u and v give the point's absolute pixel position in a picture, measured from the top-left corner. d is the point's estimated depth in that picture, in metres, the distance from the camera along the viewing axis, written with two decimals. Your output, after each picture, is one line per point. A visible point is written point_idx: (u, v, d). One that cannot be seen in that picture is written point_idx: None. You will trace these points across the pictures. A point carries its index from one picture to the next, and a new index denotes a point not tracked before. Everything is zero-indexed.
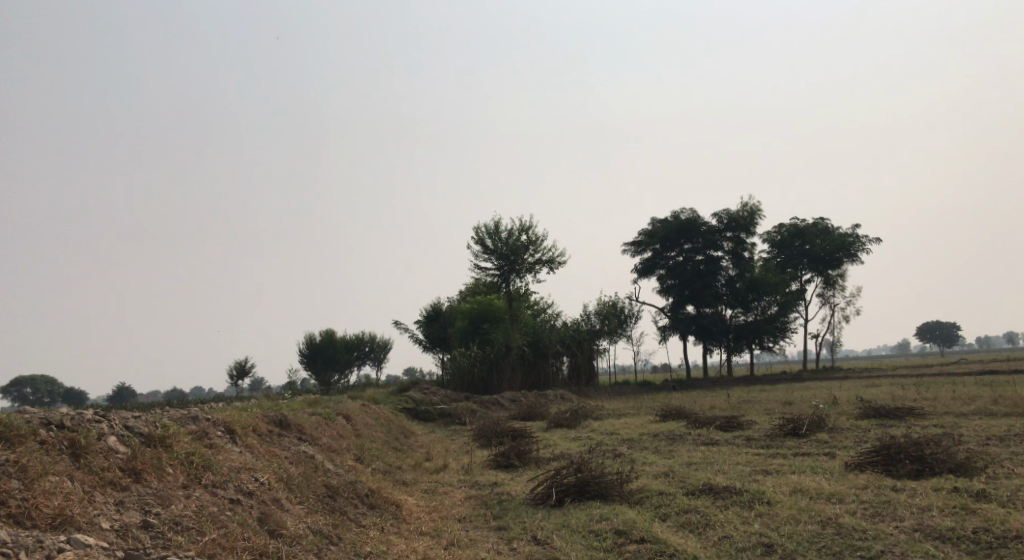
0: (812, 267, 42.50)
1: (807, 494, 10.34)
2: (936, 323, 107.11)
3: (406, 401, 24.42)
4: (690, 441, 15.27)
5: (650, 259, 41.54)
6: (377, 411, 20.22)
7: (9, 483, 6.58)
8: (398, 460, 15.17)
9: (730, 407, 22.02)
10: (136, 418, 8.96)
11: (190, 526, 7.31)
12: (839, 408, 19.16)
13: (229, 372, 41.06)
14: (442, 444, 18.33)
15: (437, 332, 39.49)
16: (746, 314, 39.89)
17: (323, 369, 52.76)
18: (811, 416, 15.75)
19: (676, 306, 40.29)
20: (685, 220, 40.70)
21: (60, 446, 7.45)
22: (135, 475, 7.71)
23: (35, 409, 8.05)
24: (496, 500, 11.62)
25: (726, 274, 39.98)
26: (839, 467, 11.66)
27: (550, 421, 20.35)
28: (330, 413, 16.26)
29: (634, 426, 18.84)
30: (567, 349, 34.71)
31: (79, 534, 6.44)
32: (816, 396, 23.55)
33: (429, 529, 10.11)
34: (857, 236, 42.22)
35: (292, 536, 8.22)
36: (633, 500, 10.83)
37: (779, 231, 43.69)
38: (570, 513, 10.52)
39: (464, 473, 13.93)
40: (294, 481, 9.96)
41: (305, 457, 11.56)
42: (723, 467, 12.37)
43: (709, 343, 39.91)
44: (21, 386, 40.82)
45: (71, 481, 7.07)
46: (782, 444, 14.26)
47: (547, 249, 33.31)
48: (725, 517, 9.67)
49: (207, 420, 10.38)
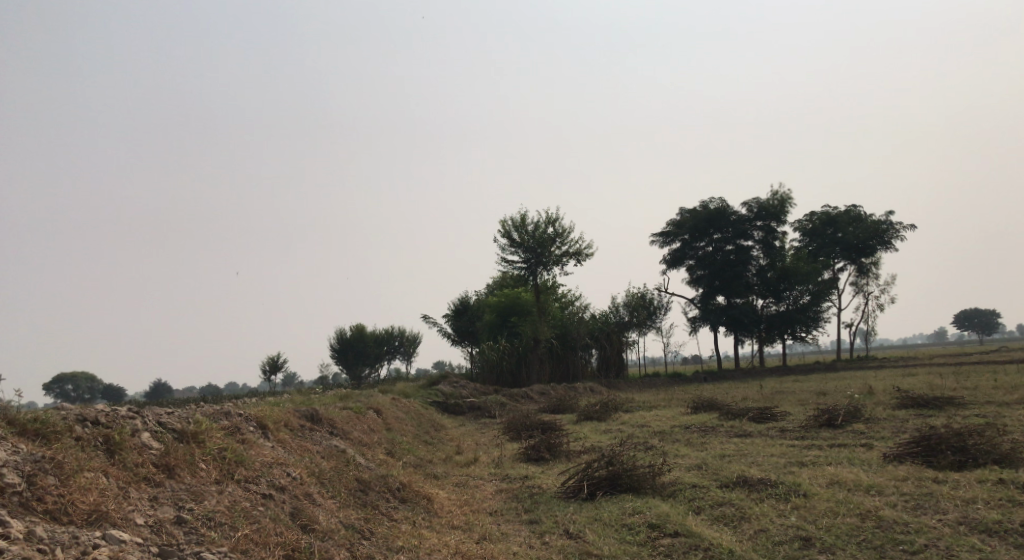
0: (845, 256, 41.89)
1: (845, 485, 10.16)
2: (974, 310, 105.50)
3: (436, 395, 24.46)
4: (724, 433, 15.10)
5: (679, 250, 41.22)
6: (408, 405, 20.25)
7: (45, 479, 6.62)
8: (429, 453, 15.18)
9: (763, 398, 21.80)
10: (170, 414, 8.99)
11: (223, 521, 7.33)
12: (876, 398, 18.84)
13: (262, 367, 41.47)
14: (473, 437, 18.32)
15: (465, 326, 39.50)
16: (778, 304, 39.37)
17: (353, 363, 53.07)
18: (846, 407, 15.52)
19: (706, 296, 39.96)
20: (714, 210, 40.32)
21: (95, 442, 7.50)
22: (168, 471, 7.75)
23: (71, 406, 8.11)
24: (528, 493, 11.56)
25: (757, 263, 39.58)
26: (878, 459, 11.45)
27: (580, 414, 20.26)
28: (360, 407, 16.31)
29: (665, 418, 18.68)
30: (595, 342, 34.58)
31: (113, 530, 6.46)
32: (850, 386, 23.23)
33: (461, 522, 10.08)
34: (891, 223, 41.54)
35: (324, 531, 8.21)
36: (665, 493, 10.72)
37: (810, 219, 43.13)
38: (602, 507, 10.44)
39: (495, 466, 13.91)
40: (325, 476, 9.96)
41: (336, 451, 11.57)
42: (758, 459, 12.20)
43: (740, 334, 39.54)
44: (63, 383, 41.65)
45: (107, 477, 7.11)
46: (818, 435, 14.05)
47: (574, 242, 33.12)
48: (760, 509, 9.53)
49: (239, 416, 10.43)
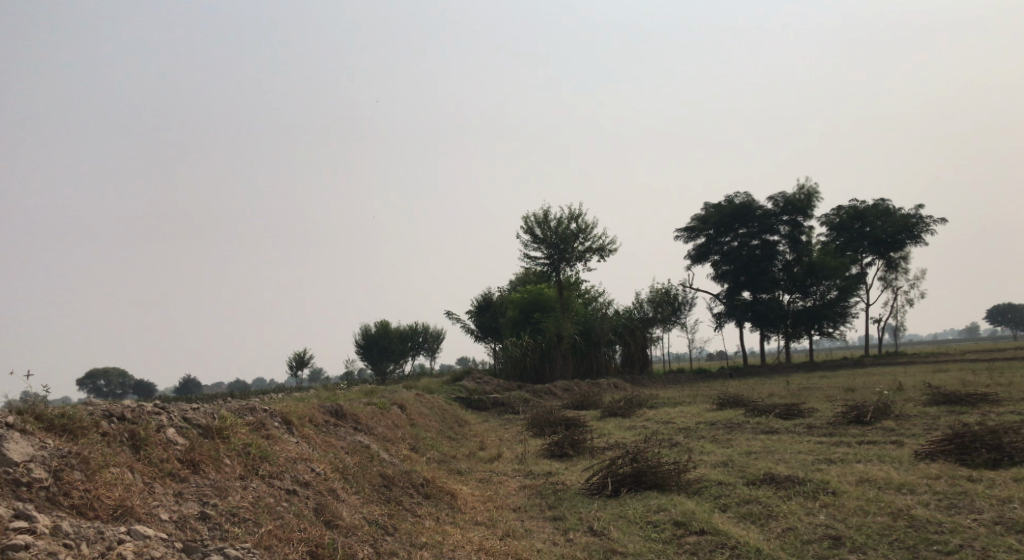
0: (873, 250, 41.36)
1: (875, 483, 10.00)
2: (1007, 304, 104.00)
3: (459, 390, 24.45)
4: (750, 430, 14.94)
5: (704, 245, 40.92)
6: (431, 400, 20.26)
7: (71, 474, 6.65)
8: (453, 449, 15.17)
9: (789, 395, 21.56)
10: (195, 409, 9.02)
11: (247, 517, 7.33)
12: (906, 394, 18.57)
13: (288, 363, 41.76)
14: (497, 433, 18.29)
15: (488, 322, 39.46)
16: (805, 299, 38.99)
17: (378, 359, 53.26)
18: (876, 403, 15.27)
19: (732, 292, 39.67)
20: (740, 204, 39.96)
21: (121, 438, 7.54)
22: (193, 466, 7.77)
23: (98, 401, 8.15)
24: (552, 490, 11.50)
25: (784, 258, 39.19)
26: (909, 456, 11.26)
27: (604, 410, 20.15)
28: (384, 402, 16.34)
29: (690, 415, 18.52)
30: (619, 338, 34.42)
31: (138, 525, 6.48)
32: (879, 382, 22.92)
33: (485, 519, 10.04)
34: (921, 217, 40.94)
35: (348, 527, 8.20)
36: (691, 490, 10.60)
37: (837, 213, 42.63)
38: (627, 503, 10.35)
39: (519, 462, 13.87)
40: (349, 471, 9.95)
41: (360, 446, 11.57)
42: (785, 455, 12.04)
43: (766, 330, 39.18)
44: (94, 378, 42.27)
45: (132, 473, 7.14)
46: (846, 432, 13.85)
47: (598, 237, 32.97)
48: (788, 508, 9.40)
49: (264, 411, 10.45)
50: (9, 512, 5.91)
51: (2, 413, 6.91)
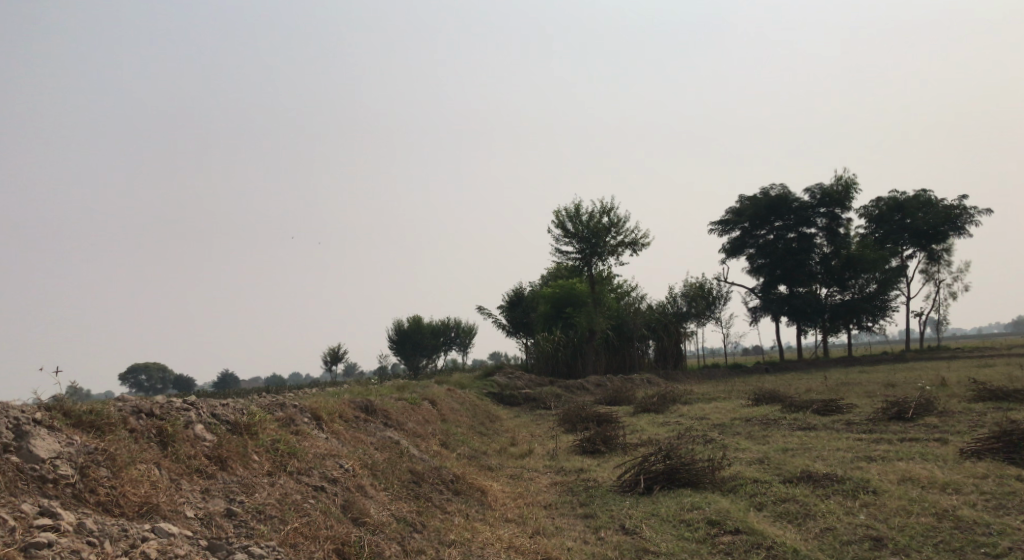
0: (914, 242, 40.51)
1: (917, 482, 9.70)
2: None
3: (491, 386, 24.35)
4: (787, 426, 14.63)
5: (738, 238, 40.38)
6: (463, 396, 20.17)
7: (97, 471, 6.61)
8: (484, 445, 15.05)
9: (827, 390, 21.14)
10: (224, 405, 8.98)
11: (274, 514, 7.27)
12: (949, 390, 18.08)
13: (323, 357, 42.03)
14: (528, 428, 18.16)
15: (520, 317, 39.28)
16: (843, 293, 38.31)
17: (411, 354, 53.41)
18: (918, 399, 14.88)
19: (767, 286, 39.12)
20: (775, 197, 39.36)
21: (148, 434, 7.49)
22: (221, 462, 7.71)
23: (127, 397, 8.14)
24: (583, 487, 11.33)
25: (821, 251, 38.52)
26: (953, 455, 10.93)
27: (637, 405, 19.92)
28: (415, 397, 16.28)
29: (725, 411, 18.23)
30: (652, 332, 34.09)
31: (163, 523, 6.44)
32: (921, 377, 22.41)
33: (515, 515, 9.91)
34: (964, 208, 40.03)
35: (376, 524, 8.11)
36: (726, 488, 10.37)
37: (876, 205, 41.83)
38: (660, 501, 10.15)
39: (549, 458, 13.71)
40: (378, 468, 9.86)
41: (389, 442, 11.49)
42: (823, 453, 11.74)
43: (803, 324, 38.54)
44: (136, 372, 42.97)
45: (159, 469, 7.10)
46: (887, 428, 13.49)
47: (630, 231, 32.64)
48: (827, 507, 9.14)
49: (294, 407, 10.39)
50: (34, 509, 5.90)
51: (30, 409, 6.89)
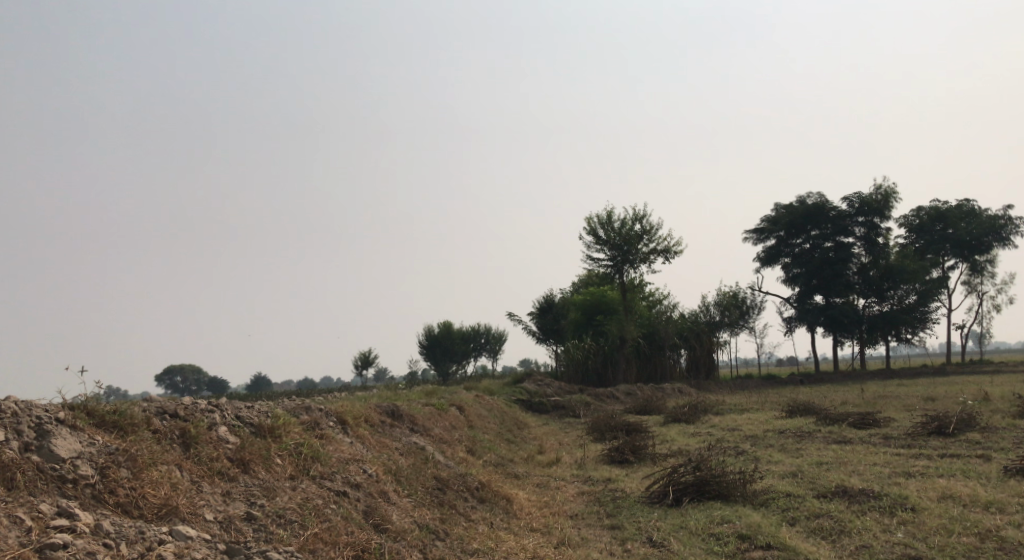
0: (956, 253, 39.67)
1: (958, 501, 9.40)
2: None
3: (521, 392, 24.16)
4: (822, 439, 14.29)
5: (774, 248, 39.96)
6: (490, 402, 20.01)
7: (118, 471, 6.56)
8: (511, 452, 14.87)
9: (863, 403, 20.73)
10: (249, 407, 8.93)
11: (294, 519, 7.17)
12: (991, 405, 17.61)
13: (354, 362, 42.18)
14: (556, 436, 17.94)
15: (550, 324, 39.06)
16: (881, 304, 37.58)
17: (441, 359, 53.42)
18: (959, 414, 14.46)
19: (803, 295, 38.52)
20: (812, 205, 38.78)
21: (171, 435, 7.43)
22: (243, 465, 7.64)
23: (153, 397, 8.12)
24: (610, 497, 11.13)
25: (859, 261, 37.84)
26: (996, 473, 10.60)
27: (668, 415, 19.63)
28: (443, 403, 16.16)
29: (757, 422, 17.87)
30: (684, 342, 33.69)
31: (181, 525, 6.38)
32: (962, 391, 21.89)
33: (540, 525, 9.73)
34: (1009, 218, 39.17)
35: (397, 531, 7.99)
36: (757, 502, 10.11)
37: (917, 215, 41.08)
38: (689, 514, 9.90)
39: (577, 468, 13.50)
40: (402, 473, 9.74)
41: (415, 448, 11.38)
42: (860, 467, 11.42)
43: (840, 335, 37.84)
44: (171, 374, 43.43)
45: (180, 471, 7.04)
46: (927, 443, 13.13)
47: (662, 239, 32.30)
48: (863, 523, 8.86)
49: (320, 411, 10.32)
50: (52, 509, 5.87)
51: (53, 408, 6.86)
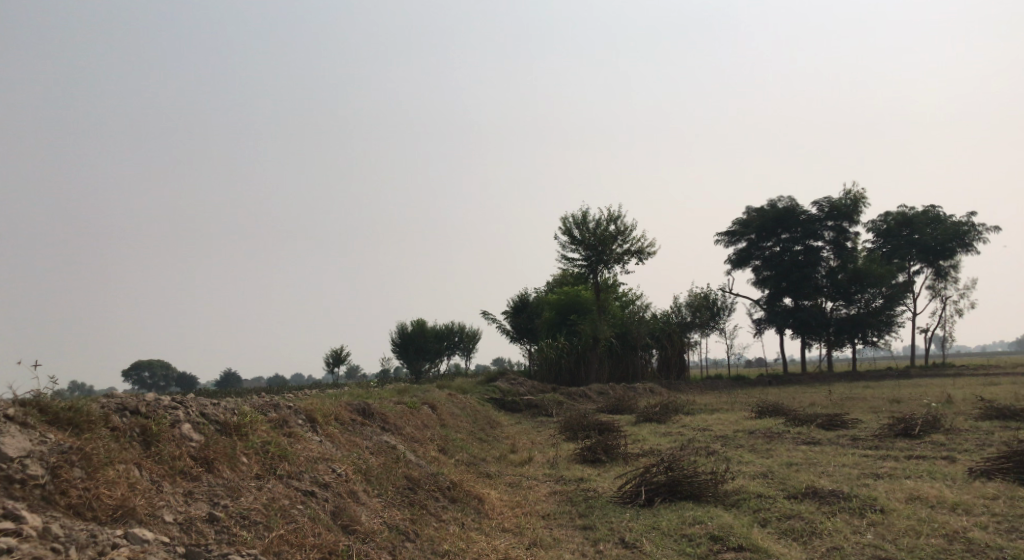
0: (921, 258, 40.20)
1: (927, 502, 9.47)
2: None
3: (494, 391, 24.04)
4: (791, 440, 14.36)
5: (744, 250, 40.20)
6: (463, 400, 19.86)
7: (71, 471, 6.36)
8: (483, 451, 14.78)
9: (831, 404, 20.91)
10: (214, 404, 8.72)
11: (258, 520, 7.02)
12: (955, 407, 17.86)
13: (326, 359, 41.78)
14: (529, 435, 17.87)
15: (524, 323, 38.95)
16: (848, 307, 37.99)
17: (414, 358, 53.16)
18: (925, 416, 14.61)
19: (773, 298, 38.83)
20: (783, 209, 39.12)
21: (131, 433, 7.23)
22: (207, 464, 7.46)
23: (113, 393, 7.89)
24: (582, 497, 11.06)
25: (828, 265, 38.21)
26: (962, 474, 10.73)
27: (639, 415, 19.64)
28: (416, 401, 15.99)
29: (728, 422, 17.97)
30: (656, 342, 33.78)
31: (138, 529, 6.20)
32: (926, 393, 22.20)
33: (512, 525, 9.64)
34: (973, 225, 39.78)
35: (366, 533, 7.86)
36: (729, 502, 10.10)
37: (885, 220, 41.60)
38: (661, 515, 9.86)
39: (550, 467, 13.44)
40: (372, 473, 9.60)
41: (386, 446, 11.24)
42: (829, 468, 11.46)
43: (808, 337, 38.18)
44: (139, 369, 42.52)
45: (140, 470, 6.86)
46: (893, 445, 13.23)
47: (636, 239, 32.36)
48: (834, 525, 8.87)
49: (288, 408, 10.13)
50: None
51: (4, 405, 6.64)
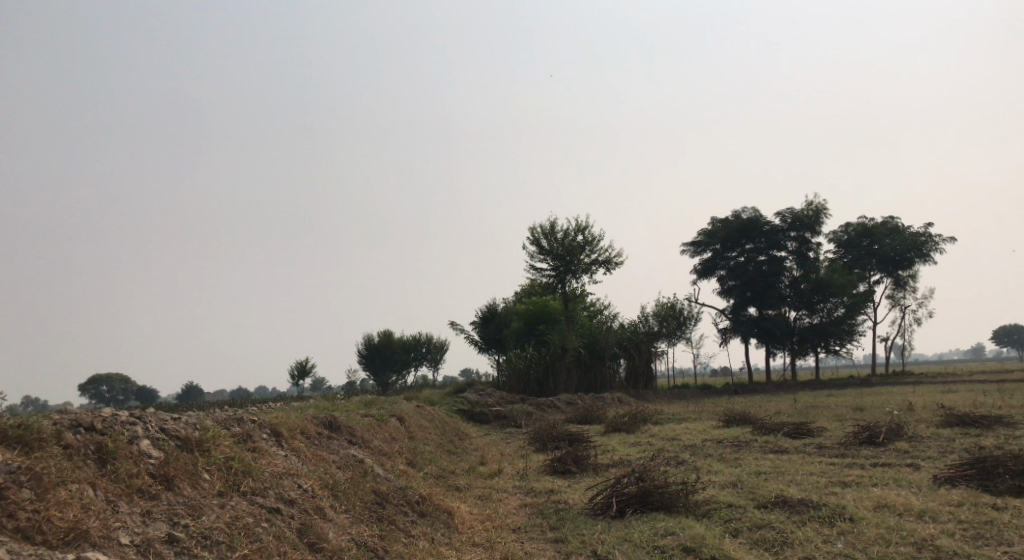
0: (881, 268, 40.80)
1: (895, 510, 9.48)
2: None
3: (462, 403, 23.84)
4: (758, 449, 14.38)
5: (710, 260, 40.46)
6: (431, 412, 19.64)
7: (19, 492, 6.10)
8: (452, 464, 14.59)
9: (796, 413, 21.04)
10: (175, 418, 8.47)
11: (221, 540, 6.81)
12: (917, 414, 18.07)
13: (290, 371, 41.22)
14: (498, 447, 17.72)
15: (492, 333, 38.77)
16: (811, 316, 38.42)
17: (380, 370, 52.68)
18: (889, 424, 14.72)
19: (737, 307, 39.13)
20: (747, 220, 39.46)
21: (85, 451, 6.98)
22: (166, 482, 7.21)
23: (67, 408, 7.62)
24: (553, 509, 10.94)
25: (791, 274, 38.60)
26: (927, 481, 10.80)
27: (608, 425, 19.58)
28: (383, 414, 15.74)
29: (695, 431, 17.99)
30: (624, 351, 33.79)
31: (91, 552, 5.97)
32: (888, 401, 22.44)
33: (482, 539, 9.48)
34: (930, 235, 40.47)
35: (333, 550, 7.66)
36: (700, 513, 10.04)
37: (846, 231, 42.16)
38: (633, 526, 9.78)
39: (519, 479, 13.30)
40: (339, 488, 9.39)
41: (353, 460, 11.02)
42: (797, 477, 11.46)
43: (772, 346, 38.52)
44: (97, 384, 41.53)
45: (94, 490, 6.60)
46: (859, 453, 13.29)
47: (604, 249, 32.43)
48: (804, 534, 8.84)
49: (253, 422, 9.88)
50: None
51: None
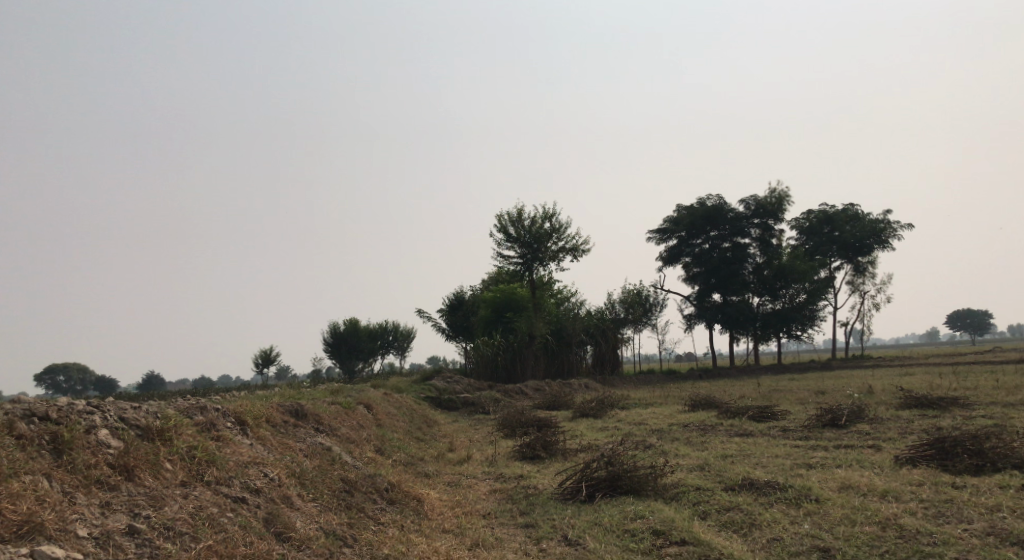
0: (841, 254, 41.39)
1: (858, 490, 9.60)
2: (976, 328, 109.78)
3: (429, 390, 23.71)
4: (724, 432, 14.48)
5: (675, 247, 40.63)
6: (399, 399, 19.52)
7: None
8: (421, 451, 14.51)
9: (760, 396, 21.26)
10: (135, 407, 8.27)
11: (184, 531, 6.68)
12: (877, 397, 18.34)
13: (254, 360, 40.78)
14: (466, 433, 17.66)
15: (460, 321, 38.70)
16: (774, 302, 38.86)
17: (346, 358, 52.35)
18: (851, 407, 14.90)
19: (702, 294, 39.39)
20: (711, 207, 39.69)
21: (39, 441, 6.78)
22: (126, 472, 7.04)
23: (20, 397, 7.39)
24: (523, 494, 10.92)
25: (754, 261, 38.96)
26: (889, 461, 10.96)
27: (576, 410, 19.59)
28: (350, 402, 15.59)
29: (661, 416, 18.06)
30: (591, 338, 33.85)
31: (46, 546, 5.82)
32: (849, 384, 22.76)
33: (452, 526, 9.43)
34: (889, 222, 41.10)
35: (301, 539, 7.56)
36: (669, 496, 10.08)
37: (807, 217, 42.57)
38: (602, 510, 9.80)
39: (488, 465, 13.28)
40: (307, 476, 9.26)
41: (320, 449, 10.89)
42: (763, 459, 11.58)
43: (736, 332, 38.91)
44: (55, 374, 40.63)
45: (49, 481, 6.43)
46: (822, 435, 13.44)
47: (571, 237, 32.45)
48: (772, 516, 8.90)
49: (216, 411, 9.71)
50: None
51: None
